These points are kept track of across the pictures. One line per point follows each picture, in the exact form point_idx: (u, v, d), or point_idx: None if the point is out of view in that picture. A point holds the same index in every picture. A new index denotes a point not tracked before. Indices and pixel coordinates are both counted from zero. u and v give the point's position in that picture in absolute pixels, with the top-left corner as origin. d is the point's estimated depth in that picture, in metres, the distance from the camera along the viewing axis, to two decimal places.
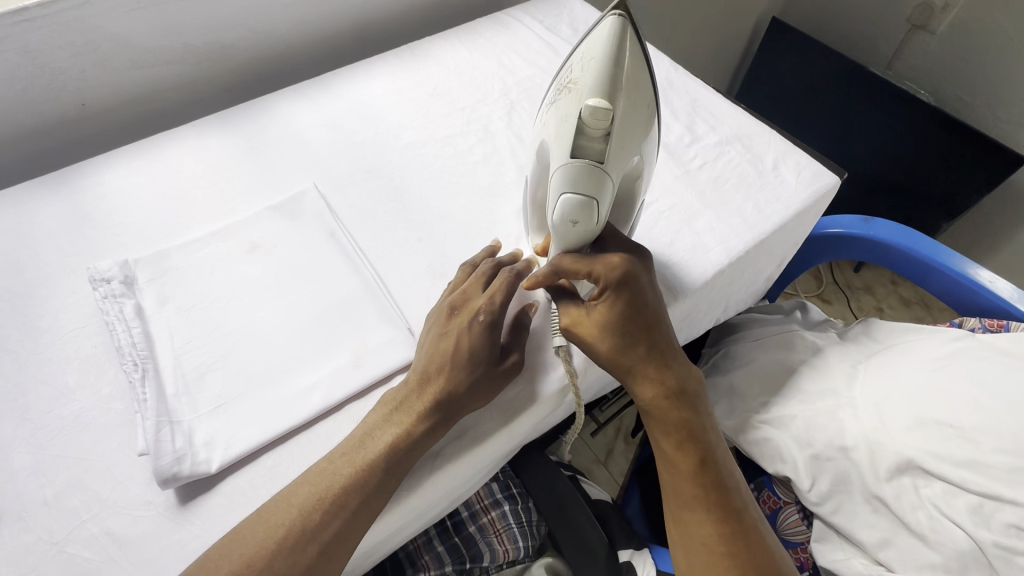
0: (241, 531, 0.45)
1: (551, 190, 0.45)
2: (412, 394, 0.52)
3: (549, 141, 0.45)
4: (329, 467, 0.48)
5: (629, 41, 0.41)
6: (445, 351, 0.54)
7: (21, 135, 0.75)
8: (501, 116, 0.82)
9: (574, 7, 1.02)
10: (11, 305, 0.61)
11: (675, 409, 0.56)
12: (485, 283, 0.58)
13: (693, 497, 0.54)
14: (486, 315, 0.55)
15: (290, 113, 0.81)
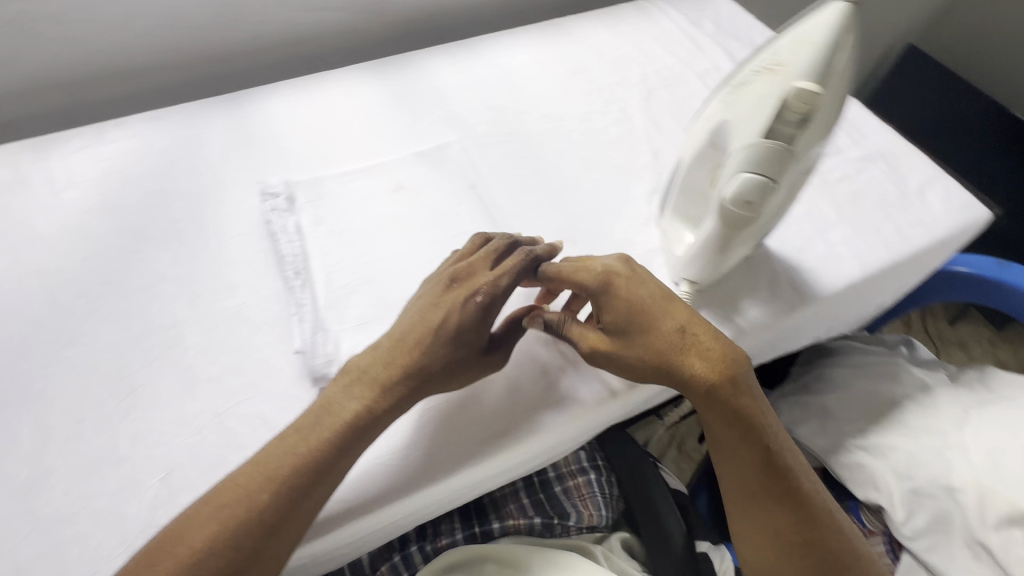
0: (192, 509, 0.44)
1: (727, 165, 0.46)
2: (377, 364, 0.50)
3: (734, 118, 0.46)
4: (279, 448, 0.46)
5: (849, 29, 0.41)
6: (431, 325, 0.51)
7: (201, 57, 0.82)
8: (638, 101, 0.83)
9: (719, 3, 1.00)
10: (186, 205, 0.67)
11: (745, 436, 0.53)
12: (490, 262, 0.55)
13: (763, 485, 0.54)
14: (485, 295, 0.52)
15: (436, 70, 0.85)
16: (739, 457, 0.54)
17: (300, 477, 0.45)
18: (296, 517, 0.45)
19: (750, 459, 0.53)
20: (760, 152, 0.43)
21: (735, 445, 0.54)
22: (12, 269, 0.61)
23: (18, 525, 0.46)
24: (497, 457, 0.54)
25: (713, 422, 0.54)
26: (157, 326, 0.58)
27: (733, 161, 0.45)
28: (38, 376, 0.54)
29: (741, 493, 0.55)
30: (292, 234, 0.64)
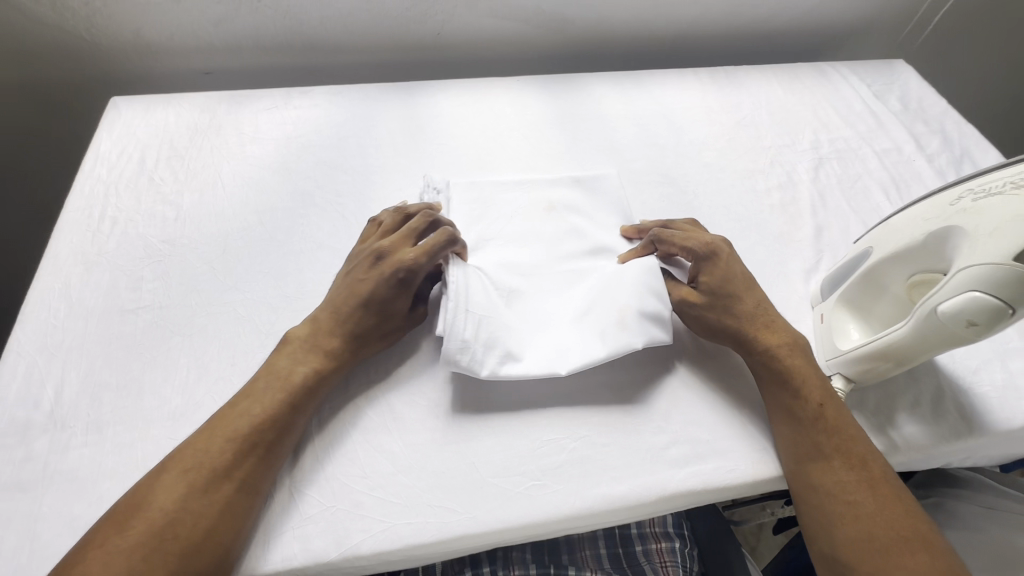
0: (160, 479, 0.44)
1: (955, 277, 0.43)
2: (315, 334, 0.54)
3: (977, 230, 0.43)
4: (229, 415, 0.48)
5: None
6: (355, 295, 0.54)
7: (386, 43, 0.87)
8: (806, 169, 0.79)
9: (909, 81, 0.93)
10: (351, 181, 0.71)
11: (817, 444, 0.50)
12: (409, 241, 0.57)
13: (839, 496, 0.48)
14: (403, 271, 0.53)
15: (602, 97, 0.85)
16: (813, 466, 0.49)
17: (258, 436, 0.47)
18: (265, 471, 0.47)
19: (826, 466, 0.49)
20: (1009, 275, 0.40)
21: (804, 447, 0.51)
22: (195, 208, 0.67)
23: (163, 449, 0.50)
24: (611, 508, 0.50)
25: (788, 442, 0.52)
26: (310, 291, 0.61)
27: (965, 275, 0.42)
28: (202, 313, 0.58)
29: (823, 509, 0.48)
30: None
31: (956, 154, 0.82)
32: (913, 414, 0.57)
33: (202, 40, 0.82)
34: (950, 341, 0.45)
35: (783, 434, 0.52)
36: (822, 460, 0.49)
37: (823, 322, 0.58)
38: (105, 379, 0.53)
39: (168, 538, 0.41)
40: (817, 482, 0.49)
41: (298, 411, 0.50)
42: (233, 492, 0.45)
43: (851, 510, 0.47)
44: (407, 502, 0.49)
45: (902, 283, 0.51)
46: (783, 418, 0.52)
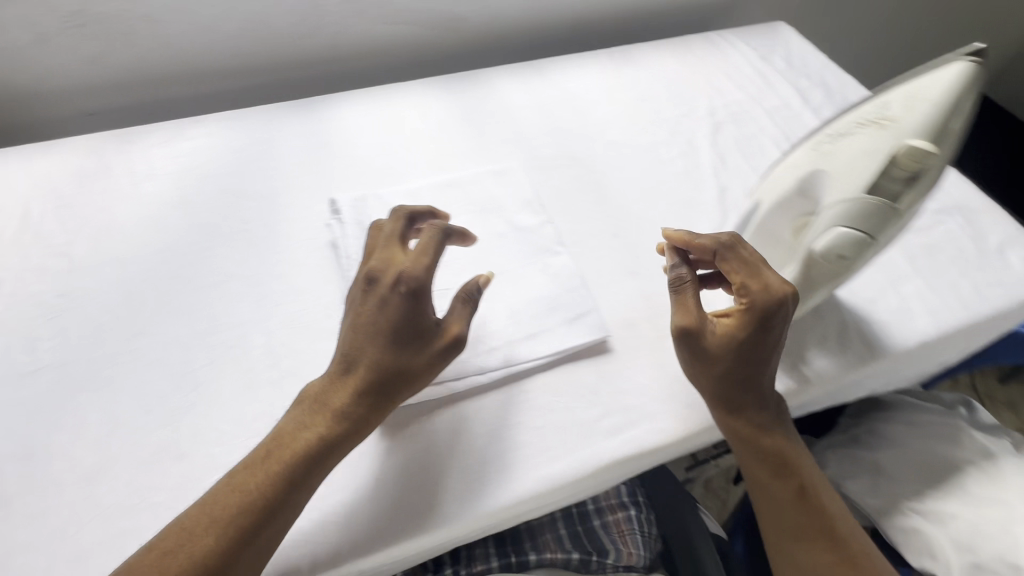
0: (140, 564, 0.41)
1: (823, 220, 0.47)
2: (327, 384, 0.48)
3: (833, 170, 0.47)
4: (221, 501, 0.43)
5: (972, 92, 0.42)
6: (360, 328, 0.48)
7: (279, 62, 0.85)
8: (705, 134, 0.82)
9: (791, 40, 0.99)
10: (257, 205, 0.69)
11: (777, 469, 0.55)
12: (396, 244, 0.52)
13: (796, 515, 0.54)
14: (406, 284, 0.47)
15: (504, 89, 0.86)
16: (772, 488, 0.55)
17: (252, 523, 0.43)
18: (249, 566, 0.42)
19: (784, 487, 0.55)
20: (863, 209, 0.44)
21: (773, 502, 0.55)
22: (91, 256, 0.63)
23: (82, 510, 0.47)
24: (550, 487, 0.51)
25: (754, 470, 0.55)
26: (224, 324, 0.59)
27: (829, 215, 0.46)
28: (109, 363, 0.55)
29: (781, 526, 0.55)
30: None
31: (838, 104, 0.88)
32: (823, 349, 0.61)
33: (78, 80, 0.78)
34: (834, 276, 0.49)
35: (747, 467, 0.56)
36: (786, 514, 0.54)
37: None
38: (8, 450, 0.50)
39: None
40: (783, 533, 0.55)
41: (299, 487, 0.45)
42: None
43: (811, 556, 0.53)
44: (347, 517, 0.49)
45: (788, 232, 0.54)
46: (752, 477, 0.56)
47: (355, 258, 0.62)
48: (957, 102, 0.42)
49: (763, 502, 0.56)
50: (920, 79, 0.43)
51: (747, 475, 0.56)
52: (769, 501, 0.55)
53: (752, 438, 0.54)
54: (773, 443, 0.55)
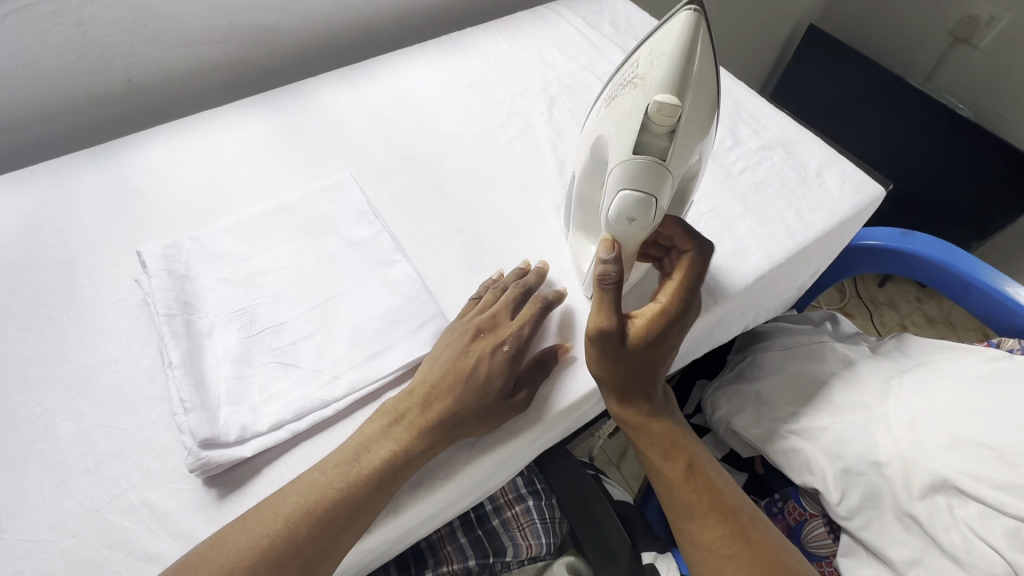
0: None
1: (610, 187, 0.50)
2: (415, 408, 0.50)
3: (611, 138, 0.50)
4: (241, 541, 0.44)
5: (699, 40, 0.46)
6: (461, 372, 0.52)
7: (66, 108, 0.76)
8: (541, 111, 0.82)
9: (616, 4, 1.01)
10: (55, 273, 0.61)
11: (665, 448, 0.58)
12: (509, 309, 0.56)
13: (690, 490, 0.56)
14: (512, 346, 0.53)
15: (331, 98, 0.81)
16: (665, 467, 0.57)
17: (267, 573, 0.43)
18: None
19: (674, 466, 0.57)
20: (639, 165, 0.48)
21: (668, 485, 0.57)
22: None
23: None
24: (414, 505, 0.50)
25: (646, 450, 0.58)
26: (23, 417, 0.52)
27: (613, 181, 0.49)
28: None
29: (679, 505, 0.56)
30: (186, 314, 0.56)
31: None
32: None
33: None
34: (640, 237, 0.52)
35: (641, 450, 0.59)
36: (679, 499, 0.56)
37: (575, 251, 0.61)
38: None
39: None
40: (681, 512, 0.56)
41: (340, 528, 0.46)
42: None
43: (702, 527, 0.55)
44: None
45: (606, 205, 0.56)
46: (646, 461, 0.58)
47: (167, 311, 0.56)
48: (689, 47, 0.46)
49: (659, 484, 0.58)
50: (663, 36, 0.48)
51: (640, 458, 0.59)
52: (663, 482, 0.57)
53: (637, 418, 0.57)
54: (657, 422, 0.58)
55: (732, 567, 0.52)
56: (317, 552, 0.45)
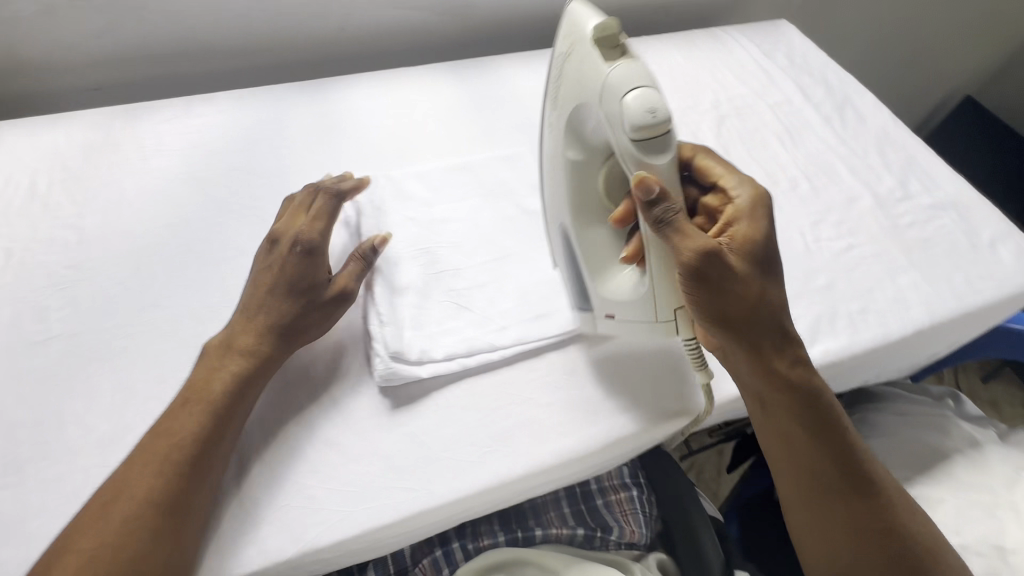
0: (120, 473, 0.44)
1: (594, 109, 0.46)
2: (250, 335, 0.52)
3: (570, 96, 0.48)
4: (160, 436, 0.46)
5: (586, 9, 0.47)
6: (269, 284, 0.54)
7: (287, 43, 0.85)
8: (709, 127, 0.84)
9: (792, 38, 1.01)
10: (267, 183, 0.69)
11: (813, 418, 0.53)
12: (294, 212, 0.58)
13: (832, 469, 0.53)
14: (302, 243, 0.54)
15: (512, 77, 0.86)
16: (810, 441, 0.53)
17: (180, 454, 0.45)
18: (197, 495, 0.45)
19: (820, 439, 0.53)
20: (567, 123, 0.49)
21: (807, 477, 0.53)
22: (100, 229, 0.63)
23: (96, 478, 0.47)
24: (562, 461, 0.52)
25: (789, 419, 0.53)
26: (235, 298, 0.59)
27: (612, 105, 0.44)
28: (120, 334, 0.56)
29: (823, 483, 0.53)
30: None
31: (838, 102, 0.90)
32: (824, 334, 0.63)
33: (85, 54, 0.77)
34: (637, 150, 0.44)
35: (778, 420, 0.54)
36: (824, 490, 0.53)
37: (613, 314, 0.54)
38: (20, 417, 0.50)
39: (98, 559, 0.40)
40: (821, 493, 0.53)
41: (217, 429, 0.47)
42: (158, 519, 0.42)
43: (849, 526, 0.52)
44: (361, 489, 0.49)
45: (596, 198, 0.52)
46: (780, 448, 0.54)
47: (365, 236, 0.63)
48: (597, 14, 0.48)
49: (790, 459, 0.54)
50: (556, 48, 0.50)
51: (771, 427, 0.54)
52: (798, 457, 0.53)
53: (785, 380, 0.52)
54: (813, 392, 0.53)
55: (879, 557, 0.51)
56: (210, 442, 0.46)
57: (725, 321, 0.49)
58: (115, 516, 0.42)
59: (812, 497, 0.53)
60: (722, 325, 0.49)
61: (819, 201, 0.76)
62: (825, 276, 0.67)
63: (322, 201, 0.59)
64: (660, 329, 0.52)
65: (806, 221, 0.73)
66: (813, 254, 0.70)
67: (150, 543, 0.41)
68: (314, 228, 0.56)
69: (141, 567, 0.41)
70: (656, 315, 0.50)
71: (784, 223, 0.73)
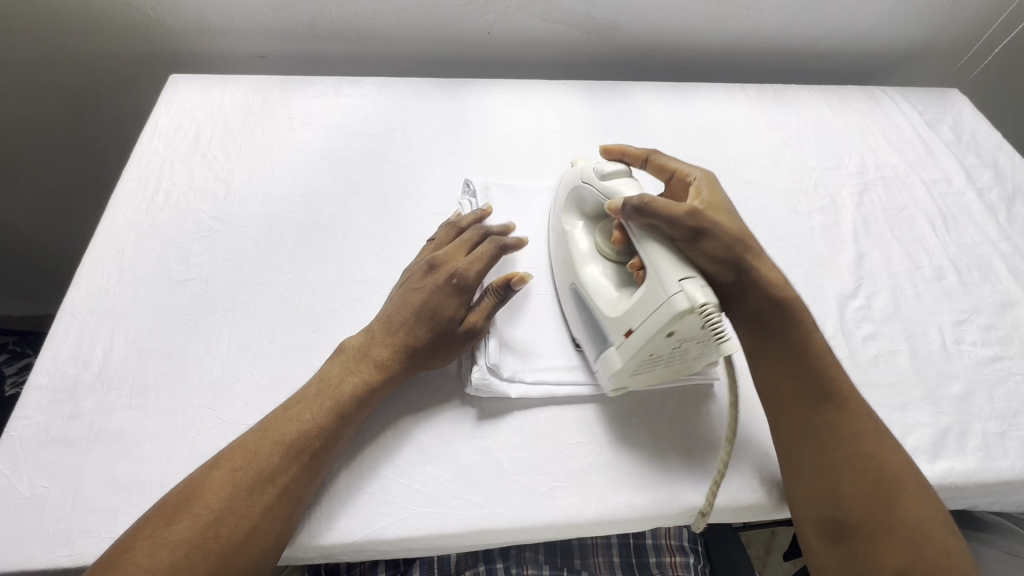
0: (250, 442, 0.46)
1: (588, 194, 0.56)
2: (384, 348, 0.53)
3: (588, 217, 0.58)
4: (296, 420, 0.48)
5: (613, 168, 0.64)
6: (414, 306, 0.54)
7: (434, 39, 0.88)
8: (850, 194, 0.78)
9: (965, 108, 0.90)
10: (396, 172, 0.72)
11: (790, 369, 0.51)
12: (462, 245, 0.58)
13: (819, 423, 0.49)
14: (458, 280, 0.54)
15: (646, 105, 0.85)
16: (796, 400, 0.50)
17: (317, 445, 0.47)
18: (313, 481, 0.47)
19: (801, 384, 0.50)
20: (566, 204, 0.59)
21: (801, 421, 0.50)
22: (245, 187, 0.69)
23: (202, 418, 0.51)
24: (629, 516, 0.50)
25: (774, 378, 0.52)
26: (349, 276, 0.62)
27: (571, 187, 0.58)
28: (245, 290, 0.60)
29: (815, 452, 0.48)
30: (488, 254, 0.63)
31: (1008, 190, 0.80)
32: (949, 451, 0.55)
33: (260, 24, 0.84)
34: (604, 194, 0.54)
35: (780, 388, 0.51)
36: (830, 431, 0.49)
37: (632, 343, 0.48)
38: (150, 345, 0.55)
39: (232, 523, 0.42)
40: (810, 452, 0.49)
41: (346, 425, 0.50)
42: (283, 500, 0.45)
43: (845, 481, 0.47)
44: (433, 492, 0.50)
45: (599, 257, 0.55)
46: (793, 388, 0.51)
47: None
48: None
49: (795, 426, 0.50)
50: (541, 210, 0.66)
51: (771, 385, 0.52)
52: (794, 424, 0.50)
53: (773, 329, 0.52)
54: (806, 352, 0.51)
55: (866, 532, 0.45)
56: (335, 436, 0.49)
57: (730, 255, 0.50)
58: (243, 488, 0.44)
59: (817, 448, 0.48)
60: (729, 260, 0.50)
61: (966, 299, 0.68)
62: (961, 386, 0.60)
63: (497, 240, 0.57)
64: (693, 321, 0.45)
65: (947, 318, 0.66)
66: (949, 358, 0.62)
67: (267, 523, 0.44)
68: (474, 265, 0.55)
69: (256, 541, 0.43)
70: (665, 293, 0.46)
71: (919, 315, 0.66)
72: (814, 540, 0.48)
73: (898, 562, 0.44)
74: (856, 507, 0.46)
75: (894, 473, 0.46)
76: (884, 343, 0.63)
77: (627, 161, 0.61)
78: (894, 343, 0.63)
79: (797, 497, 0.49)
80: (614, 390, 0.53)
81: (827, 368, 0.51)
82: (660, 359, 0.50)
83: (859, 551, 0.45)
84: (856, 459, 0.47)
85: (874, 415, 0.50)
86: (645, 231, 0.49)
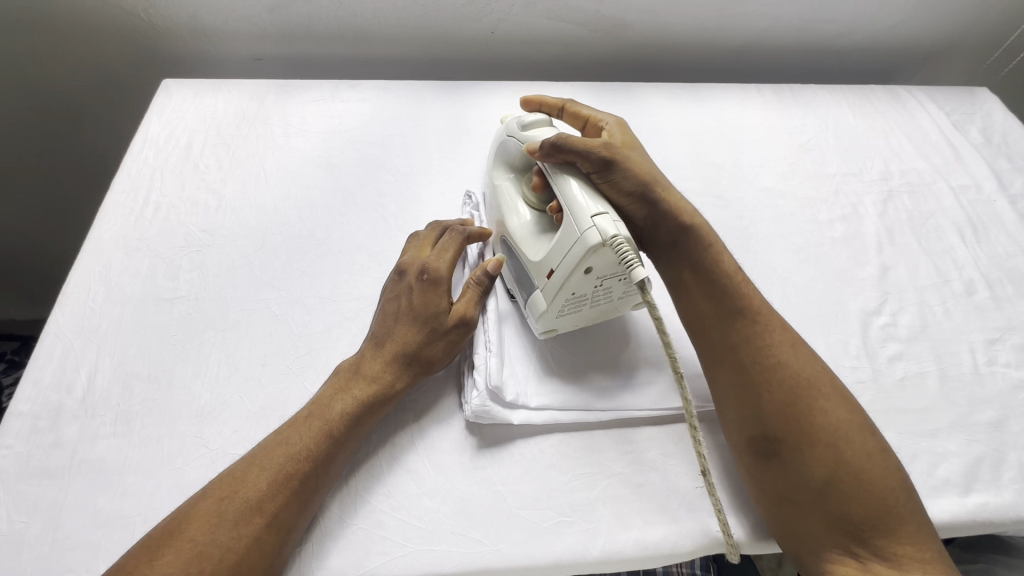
0: (239, 470, 0.44)
1: (512, 145, 0.57)
2: (373, 361, 0.51)
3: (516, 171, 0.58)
4: (286, 445, 0.45)
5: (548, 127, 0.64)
6: (394, 313, 0.53)
7: (436, 39, 0.85)
8: (873, 201, 0.74)
9: (995, 108, 0.86)
10: (395, 181, 0.69)
11: (704, 290, 0.52)
12: (427, 244, 0.57)
13: (734, 341, 0.49)
14: (429, 274, 0.53)
15: (656, 107, 0.81)
16: (711, 320, 0.51)
17: (307, 471, 0.45)
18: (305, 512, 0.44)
19: (711, 300, 0.51)
20: (495, 159, 0.60)
21: (717, 338, 0.50)
22: (238, 198, 0.66)
23: (188, 447, 0.49)
24: (642, 553, 0.47)
25: (687, 299, 0.53)
26: (344, 293, 0.59)
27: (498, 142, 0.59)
28: (236, 308, 0.57)
29: (732, 367, 0.49)
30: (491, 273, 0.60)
31: None
32: (983, 484, 0.52)
33: (255, 26, 0.81)
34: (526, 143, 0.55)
35: (696, 314, 0.52)
36: (743, 345, 0.49)
37: (551, 283, 0.49)
38: (137, 369, 0.53)
39: (216, 558, 0.40)
40: (728, 369, 0.49)
41: (339, 449, 0.47)
42: (272, 531, 0.42)
43: (764, 392, 0.47)
44: (431, 526, 0.47)
45: (527, 206, 0.56)
46: (708, 309, 0.51)
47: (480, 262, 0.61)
48: None
49: (711, 349, 0.50)
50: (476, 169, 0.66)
51: (688, 313, 0.53)
52: (711, 345, 0.51)
53: (687, 255, 0.53)
54: (715, 268, 0.52)
55: (790, 441, 0.45)
56: (327, 461, 0.46)
57: (643, 184, 0.52)
58: (229, 519, 0.41)
59: (733, 364, 0.49)
60: (641, 190, 0.52)
61: (999, 316, 0.64)
62: (995, 411, 0.56)
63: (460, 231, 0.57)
64: (604, 253, 0.45)
65: (979, 336, 0.62)
66: (981, 380, 0.59)
67: (253, 555, 0.41)
68: (443, 259, 0.55)
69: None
70: (579, 228, 0.46)
71: (949, 334, 0.62)
72: (745, 460, 0.47)
73: (824, 468, 0.43)
74: (777, 416, 0.46)
75: (809, 377, 0.47)
76: (911, 365, 0.59)
77: (544, 111, 0.63)
78: (922, 364, 0.60)
79: (727, 418, 0.49)
80: (544, 333, 0.53)
81: (736, 281, 0.51)
82: (584, 299, 0.50)
83: (789, 464, 0.44)
84: (773, 369, 0.47)
85: (787, 324, 0.51)
86: (560, 168, 0.51)
